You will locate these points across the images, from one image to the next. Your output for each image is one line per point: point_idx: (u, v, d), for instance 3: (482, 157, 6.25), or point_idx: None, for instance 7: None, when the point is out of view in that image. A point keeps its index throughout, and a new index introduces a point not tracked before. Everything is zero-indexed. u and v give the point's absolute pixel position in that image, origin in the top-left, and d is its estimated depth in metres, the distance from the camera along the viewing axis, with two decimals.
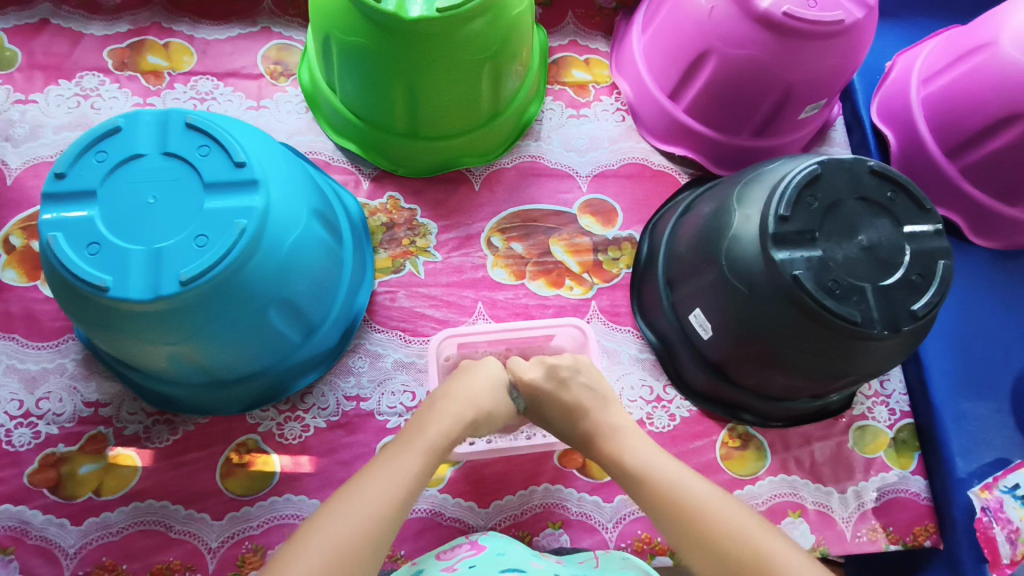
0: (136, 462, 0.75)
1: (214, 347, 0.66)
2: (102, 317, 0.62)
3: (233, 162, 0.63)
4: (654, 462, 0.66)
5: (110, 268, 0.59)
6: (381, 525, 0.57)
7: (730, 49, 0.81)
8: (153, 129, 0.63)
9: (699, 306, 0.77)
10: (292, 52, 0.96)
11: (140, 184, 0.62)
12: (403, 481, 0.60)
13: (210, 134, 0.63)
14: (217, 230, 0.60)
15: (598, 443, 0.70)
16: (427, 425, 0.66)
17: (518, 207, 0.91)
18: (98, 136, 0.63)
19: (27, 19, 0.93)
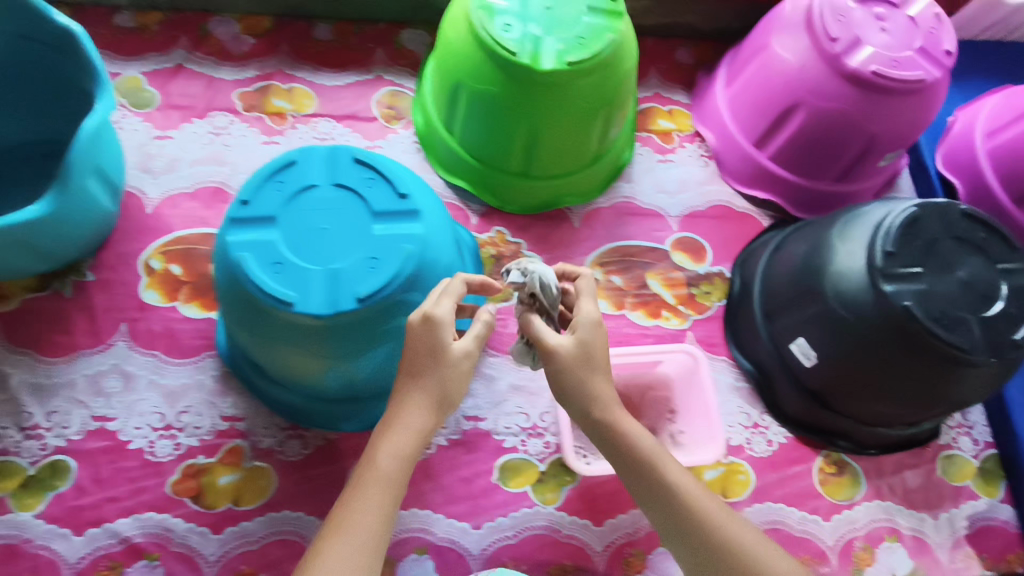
0: (271, 474, 0.80)
1: (368, 363, 0.72)
2: (275, 331, 0.67)
3: (397, 193, 0.69)
4: (656, 450, 0.69)
5: (293, 286, 0.64)
6: (377, 541, 0.60)
7: (821, 103, 0.88)
8: (325, 162, 0.70)
9: (803, 335, 0.83)
10: (404, 97, 1.03)
11: (316, 211, 0.68)
12: (377, 510, 0.61)
13: (377, 168, 0.70)
14: (387, 253, 0.66)
15: (597, 404, 0.69)
16: (406, 414, 0.64)
17: (616, 243, 0.99)
18: (278, 168, 0.69)
19: (162, 63, 1.00)
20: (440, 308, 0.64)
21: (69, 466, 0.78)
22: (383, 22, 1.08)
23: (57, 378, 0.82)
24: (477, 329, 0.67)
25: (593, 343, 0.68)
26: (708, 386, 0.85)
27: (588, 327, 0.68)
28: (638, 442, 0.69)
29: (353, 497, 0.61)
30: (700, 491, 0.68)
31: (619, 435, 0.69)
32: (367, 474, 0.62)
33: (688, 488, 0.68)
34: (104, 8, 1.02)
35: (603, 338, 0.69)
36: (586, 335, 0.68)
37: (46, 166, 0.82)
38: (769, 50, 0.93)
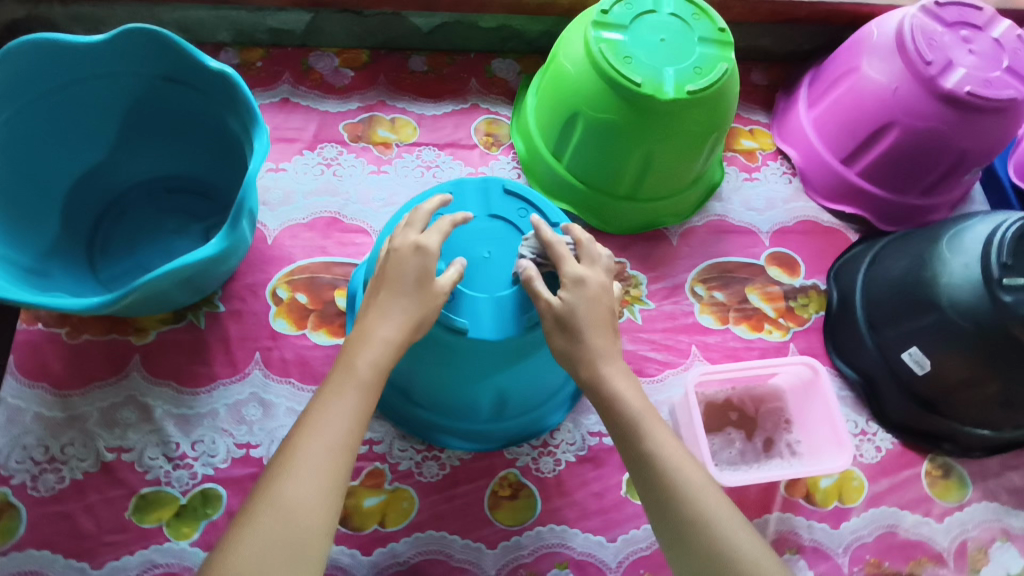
0: (413, 496, 0.82)
1: (518, 381, 0.79)
2: (443, 353, 0.75)
3: (549, 223, 0.78)
4: (655, 428, 0.68)
5: (466, 313, 0.72)
6: (344, 455, 0.61)
7: (916, 122, 0.93)
8: (479, 196, 0.78)
9: (915, 344, 0.87)
10: (501, 125, 1.07)
11: (477, 242, 0.75)
12: (348, 422, 0.63)
13: (528, 200, 0.78)
14: (545, 279, 0.75)
15: (592, 365, 0.70)
16: (376, 331, 0.66)
17: (714, 260, 1.02)
18: (438, 201, 0.77)
19: (269, 98, 1.03)
20: (427, 241, 0.69)
21: (220, 495, 0.80)
22: (474, 52, 1.12)
23: (199, 408, 0.84)
24: (451, 271, 0.70)
25: (575, 305, 0.70)
26: (829, 393, 0.87)
27: (574, 286, 0.70)
28: (639, 417, 0.68)
29: (331, 406, 0.63)
30: (695, 470, 0.66)
31: (619, 407, 0.68)
32: (346, 384, 0.64)
33: (685, 469, 0.66)
34: (208, 45, 1.06)
35: (597, 304, 0.70)
36: (571, 295, 0.70)
37: (181, 202, 0.92)
38: (859, 72, 0.97)
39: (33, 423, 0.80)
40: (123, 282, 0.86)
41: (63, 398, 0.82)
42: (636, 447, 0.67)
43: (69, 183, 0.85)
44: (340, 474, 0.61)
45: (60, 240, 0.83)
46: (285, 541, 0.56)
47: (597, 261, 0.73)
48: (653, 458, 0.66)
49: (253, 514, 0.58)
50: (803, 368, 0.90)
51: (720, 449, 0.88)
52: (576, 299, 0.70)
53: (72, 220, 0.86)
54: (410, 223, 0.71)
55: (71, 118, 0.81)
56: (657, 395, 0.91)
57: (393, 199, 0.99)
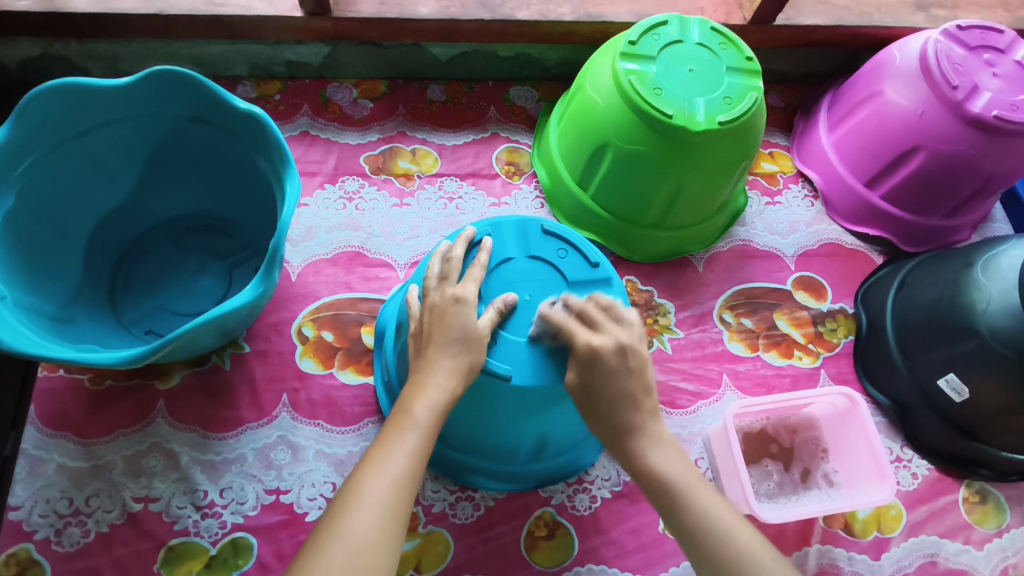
0: (447, 539, 0.80)
1: (558, 423, 0.78)
2: (483, 399, 0.74)
3: (589, 262, 0.79)
4: (700, 495, 0.66)
5: (511, 359, 0.71)
6: (405, 492, 0.60)
7: (943, 146, 0.92)
8: (517, 237, 0.78)
9: (953, 371, 0.86)
10: (522, 153, 1.06)
11: (517, 283, 0.75)
12: (405, 465, 0.61)
13: (566, 240, 0.79)
14: None
15: (632, 441, 0.69)
16: (432, 376, 0.66)
17: (740, 286, 1.01)
18: (476, 242, 0.77)
19: (289, 131, 1.02)
20: (466, 290, 0.70)
21: (250, 544, 0.77)
22: (492, 80, 1.11)
23: (227, 454, 0.81)
24: (492, 311, 0.71)
25: (594, 383, 0.69)
26: (869, 423, 0.86)
27: (585, 366, 0.69)
28: (682, 485, 0.66)
29: (392, 446, 0.62)
30: (752, 538, 0.63)
31: (662, 481, 0.67)
32: (406, 426, 0.64)
33: (741, 536, 0.63)
34: (224, 79, 1.05)
35: (617, 375, 0.68)
36: (585, 374, 0.69)
37: (203, 240, 0.91)
38: (883, 96, 0.97)
39: (56, 475, 0.78)
40: (146, 324, 0.85)
41: (86, 448, 0.80)
42: (663, 489, 0.67)
43: (90, 226, 0.84)
44: (401, 511, 0.59)
45: (82, 284, 0.82)
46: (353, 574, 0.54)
47: (608, 324, 0.71)
48: (703, 530, 0.64)
49: (318, 549, 0.55)
50: (840, 398, 0.89)
51: (757, 481, 0.86)
52: (597, 374, 0.68)
53: (93, 265, 0.85)
54: (445, 275, 0.72)
55: (93, 159, 0.81)
56: (690, 427, 0.90)
57: (416, 232, 0.98)
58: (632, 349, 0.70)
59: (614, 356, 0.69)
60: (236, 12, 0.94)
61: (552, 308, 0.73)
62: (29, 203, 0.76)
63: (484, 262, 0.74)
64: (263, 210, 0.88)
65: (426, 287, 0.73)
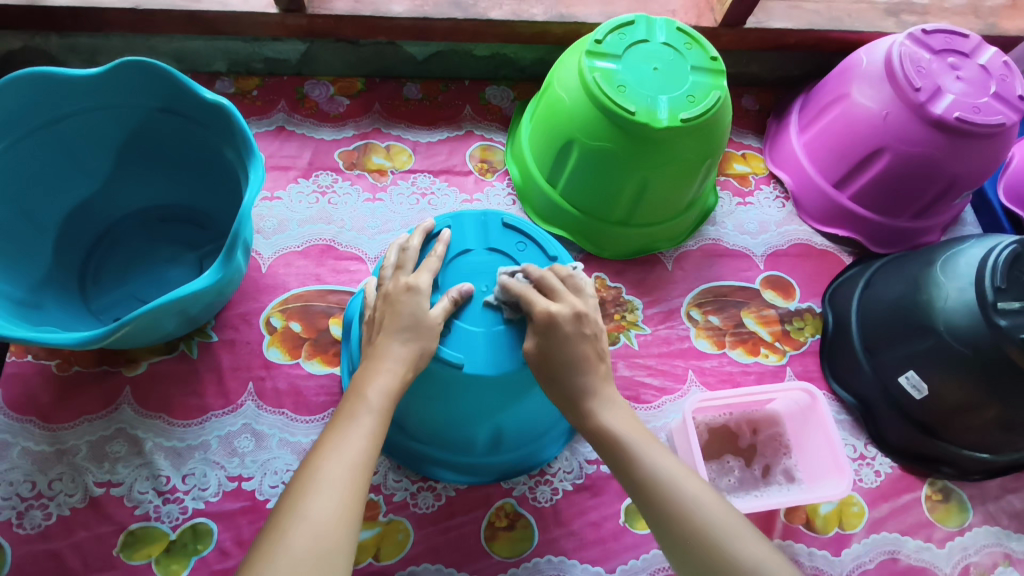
0: (408, 528, 0.81)
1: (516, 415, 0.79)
2: (438, 388, 0.75)
3: (548, 256, 0.80)
4: (648, 447, 0.67)
5: (463, 349, 0.72)
6: (363, 473, 0.60)
7: (907, 147, 0.94)
8: (477, 229, 0.80)
9: (913, 368, 0.86)
10: (495, 151, 1.08)
11: (474, 274, 0.77)
12: (363, 445, 0.61)
13: (525, 233, 0.81)
14: None
15: (586, 402, 0.70)
16: (384, 364, 0.67)
17: (709, 284, 1.02)
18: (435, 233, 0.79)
19: (265, 126, 1.04)
20: (420, 279, 0.71)
21: (211, 529, 0.78)
22: (468, 79, 1.13)
23: (191, 441, 0.82)
24: (446, 301, 0.72)
25: (551, 349, 0.70)
26: (827, 419, 0.87)
27: (542, 333, 0.70)
28: (631, 440, 0.67)
29: (347, 429, 0.62)
30: (696, 482, 0.64)
31: (615, 437, 0.68)
32: (360, 410, 0.64)
33: (681, 479, 0.64)
34: (203, 74, 1.07)
35: (575, 339, 0.70)
36: (543, 342, 0.70)
37: (175, 231, 0.93)
38: (849, 98, 0.99)
39: (20, 458, 0.79)
40: (114, 312, 0.86)
41: (51, 433, 0.81)
42: (612, 444, 0.68)
43: (61, 215, 0.86)
44: (361, 489, 0.59)
45: (52, 271, 0.84)
46: (318, 554, 0.53)
47: (565, 292, 0.73)
48: (651, 480, 0.64)
49: (279, 528, 0.54)
50: (800, 394, 0.90)
51: (717, 476, 0.87)
52: (552, 339, 0.70)
53: (64, 254, 0.86)
54: (400, 264, 0.74)
55: (64, 148, 0.83)
56: (654, 422, 0.90)
57: (387, 226, 0.99)
58: (588, 317, 0.72)
59: (570, 322, 0.70)
60: (212, 8, 0.96)
61: (511, 277, 0.73)
62: None
63: (440, 253, 0.75)
64: (233, 201, 0.90)
65: (381, 277, 0.74)
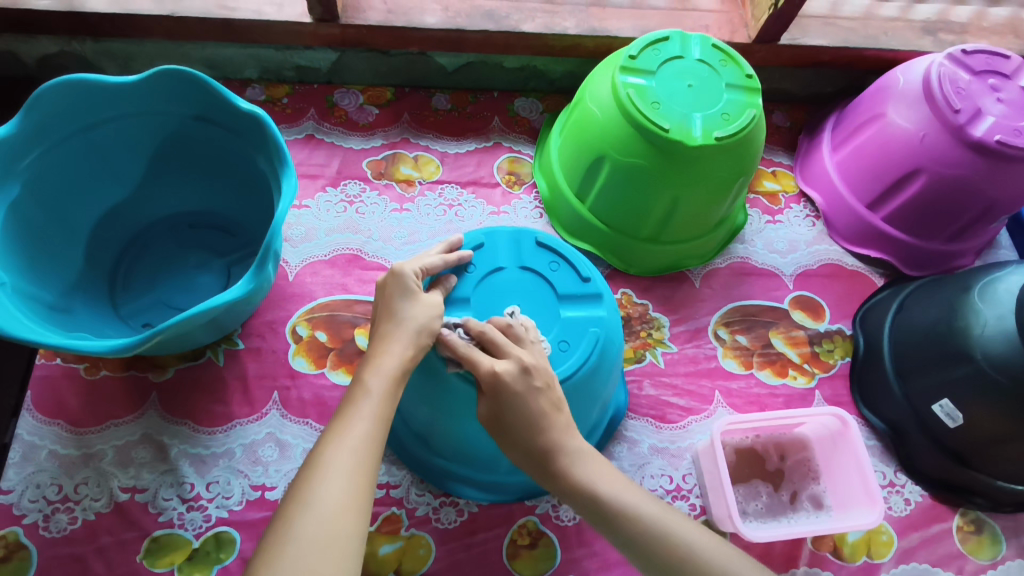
0: (429, 543, 0.80)
1: None
2: (464, 405, 0.74)
3: (580, 276, 0.80)
4: (629, 500, 0.67)
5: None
6: (367, 463, 0.60)
7: (945, 169, 0.92)
8: (510, 247, 0.80)
9: (947, 397, 0.84)
10: (523, 163, 1.07)
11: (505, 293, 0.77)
12: (364, 432, 0.61)
13: (558, 253, 0.80)
14: (575, 336, 0.76)
15: (557, 459, 0.68)
16: (386, 349, 0.67)
17: (736, 303, 1.01)
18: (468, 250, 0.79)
19: (295, 134, 1.04)
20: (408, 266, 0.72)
21: (233, 538, 0.78)
22: (497, 91, 1.13)
23: (216, 448, 0.82)
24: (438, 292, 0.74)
25: (502, 412, 0.68)
26: (859, 446, 0.85)
27: (492, 397, 0.68)
28: (608, 502, 0.66)
29: (351, 417, 0.62)
30: (687, 526, 0.65)
31: (592, 497, 0.67)
32: (361, 397, 0.64)
33: (673, 524, 0.65)
34: (234, 81, 1.08)
35: (522, 398, 0.67)
36: (493, 406, 0.68)
37: (204, 237, 0.93)
38: (885, 118, 0.97)
39: (47, 461, 0.79)
40: (143, 317, 0.86)
41: (78, 436, 0.81)
42: (589, 506, 0.67)
43: (95, 219, 0.87)
44: (367, 479, 0.59)
45: (82, 275, 0.84)
46: (321, 542, 0.53)
47: (510, 346, 0.70)
48: (645, 539, 0.64)
49: (287, 519, 0.55)
50: (831, 419, 0.88)
51: (745, 500, 0.86)
52: (500, 398, 0.67)
53: (95, 258, 0.87)
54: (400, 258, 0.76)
55: (99, 154, 0.83)
56: (680, 443, 0.89)
57: (414, 237, 0.99)
58: (538, 369, 0.69)
59: (519, 379, 0.67)
60: (247, 16, 0.97)
61: (451, 332, 0.71)
62: (34, 192, 0.78)
63: (449, 259, 0.76)
64: (262, 208, 0.90)
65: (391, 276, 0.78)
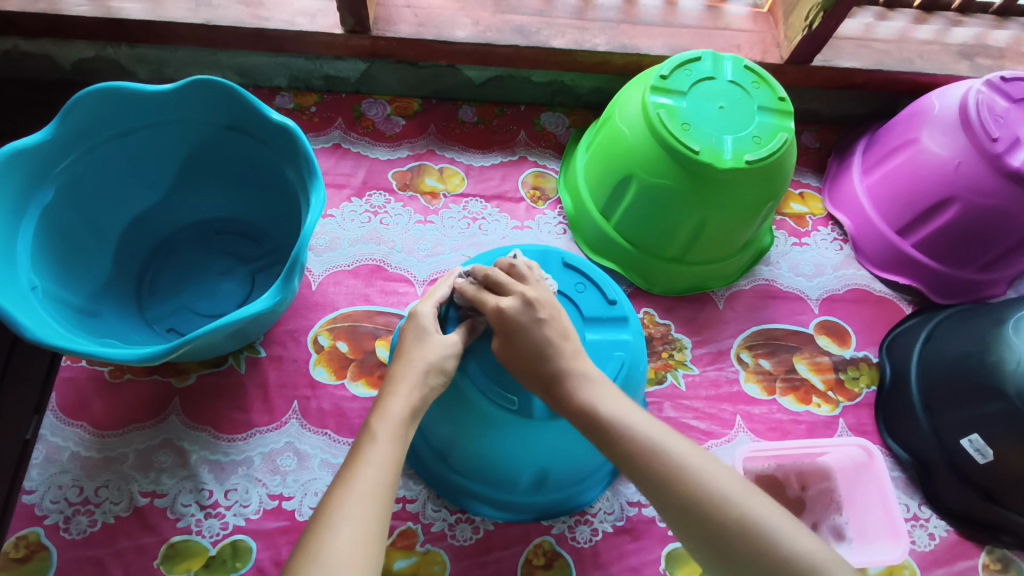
0: (444, 560, 0.80)
1: (560, 457, 0.78)
2: (486, 425, 0.74)
3: (606, 299, 0.79)
4: (628, 416, 0.65)
5: (513, 389, 0.72)
6: (379, 513, 0.58)
7: (979, 198, 0.90)
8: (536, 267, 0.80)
9: (976, 432, 0.82)
10: (548, 178, 1.07)
11: None
12: (374, 480, 0.59)
13: (585, 275, 0.80)
14: (600, 359, 0.75)
15: (563, 383, 0.67)
16: (394, 394, 0.66)
17: (760, 326, 0.99)
18: None
19: (322, 143, 1.05)
20: (425, 309, 0.74)
21: (249, 547, 0.78)
22: (524, 105, 1.13)
23: (235, 456, 0.83)
24: (461, 331, 0.72)
25: (512, 341, 0.69)
26: (885, 479, 0.85)
27: (501, 333, 0.69)
28: (607, 414, 0.65)
29: (359, 465, 0.60)
30: (688, 448, 0.62)
31: (592, 417, 0.66)
32: (367, 445, 0.62)
33: (672, 445, 0.62)
34: (264, 89, 1.09)
35: (529, 327, 0.68)
36: (504, 339, 0.69)
37: (230, 244, 0.94)
38: (918, 144, 0.96)
39: (69, 462, 0.80)
40: (167, 322, 0.87)
41: (100, 439, 0.82)
42: (588, 420, 0.66)
43: (123, 225, 0.88)
44: (377, 530, 0.57)
45: (110, 278, 0.85)
46: None
47: (513, 283, 0.72)
48: (642, 453, 0.62)
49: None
50: (856, 450, 0.88)
51: None
52: (507, 335, 0.69)
53: (122, 263, 0.88)
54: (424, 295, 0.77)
55: (132, 159, 0.84)
56: None
57: (437, 250, 0.99)
58: (541, 301, 0.71)
59: (522, 312, 0.69)
60: (280, 26, 0.97)
61: (463, 280, 0.76)
62: (67, 198, 0.79)
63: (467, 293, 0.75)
64: (288, 217, 0.90)
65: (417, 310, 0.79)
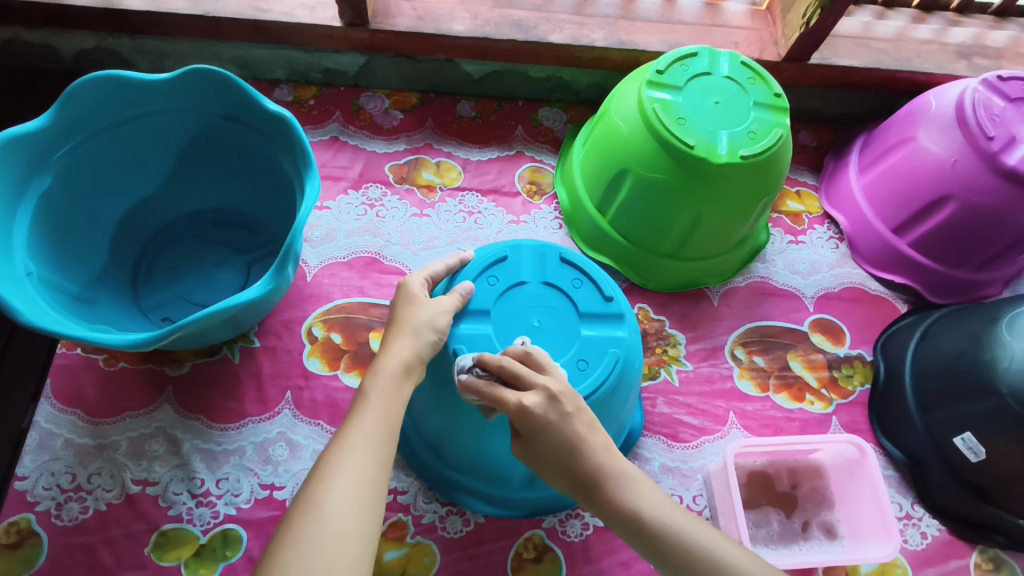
0: (435, 551, 0.80)
1: None
2: (477, 419, 0.74)
3: (603, 296, 0.80)
4: (649, 504, 0.65)
5: None
6: (378, 466, 0.59)
7: (974, 197, 0.90)
8: (533, 261, 0.81)
9: (969, 431, 0.82)
10: (545, 173, 1.07)
11: (526, 308, 0.77)
12: (370, 433, 0.60)
13: (582, 270, 0.81)
14: (594, 355, 0.75)
15: (603, 485, 0.65)
16: (386, 352, 0.67)
17: (755, 323, 0.99)
18: (491, 263, 0.79)
19: (320, 136, 1.05)
20: (414, 278, 0.75)
21: (240, 536, 0.78)
22: (522, 100, 1.13)
23: (227, 445, 0.83)
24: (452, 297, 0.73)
25: (543, 444, 0.65)
26: (876, 476, 0.83)
27: (530, 431, 0.64)
28: (639, 511, 0.64)
29: (356, 422, 0.61)
30: (714, 535, 0.64)
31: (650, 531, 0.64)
32: (362, 403, 0.63)
33: (694, 531, 0.64)
34: (263, 81, 1.09)
35: (562, 430, 0.64)
36: (531, 438, 0.65)
37: (226, 235, 0.94)
38: (915, 142, 0.96)
39: (62, 449, 0.80)
40: (162, 311, 0.87)
41: (94, 426, 0.82)
42: (620, 519, 0.65)
43: (120, 214, 0.88)
44: (378, 482, 0.58)
45: (107, 267, 0.85)
46: (329, 548, 0.52)
47: (530, 375, 0.65)
48: (702, 563, 0.61)
49: (295, 528, 0.54)
50: (848, 446, 0.86)
51: (755, 525, 0.84)
52: (534, 431, 0.64)
53: (119, 252, 0.88)
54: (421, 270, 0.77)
55: (130, 148, 0.85)
56: (691, 463, 0.88)
57: (432, 243, 0.99)
58: (564, 393, 0.65)
59: (547, 409, 0.63)
60: (278, 18, 0.98)
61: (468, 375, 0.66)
62: (64, 184, 0.79)
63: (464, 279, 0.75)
64: (284, 208, 0.91)
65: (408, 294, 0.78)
